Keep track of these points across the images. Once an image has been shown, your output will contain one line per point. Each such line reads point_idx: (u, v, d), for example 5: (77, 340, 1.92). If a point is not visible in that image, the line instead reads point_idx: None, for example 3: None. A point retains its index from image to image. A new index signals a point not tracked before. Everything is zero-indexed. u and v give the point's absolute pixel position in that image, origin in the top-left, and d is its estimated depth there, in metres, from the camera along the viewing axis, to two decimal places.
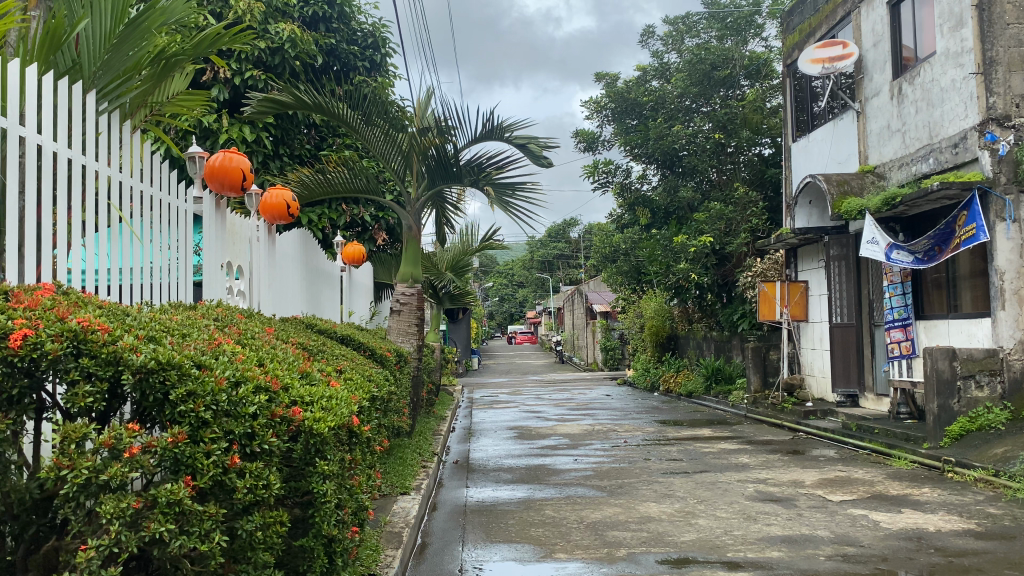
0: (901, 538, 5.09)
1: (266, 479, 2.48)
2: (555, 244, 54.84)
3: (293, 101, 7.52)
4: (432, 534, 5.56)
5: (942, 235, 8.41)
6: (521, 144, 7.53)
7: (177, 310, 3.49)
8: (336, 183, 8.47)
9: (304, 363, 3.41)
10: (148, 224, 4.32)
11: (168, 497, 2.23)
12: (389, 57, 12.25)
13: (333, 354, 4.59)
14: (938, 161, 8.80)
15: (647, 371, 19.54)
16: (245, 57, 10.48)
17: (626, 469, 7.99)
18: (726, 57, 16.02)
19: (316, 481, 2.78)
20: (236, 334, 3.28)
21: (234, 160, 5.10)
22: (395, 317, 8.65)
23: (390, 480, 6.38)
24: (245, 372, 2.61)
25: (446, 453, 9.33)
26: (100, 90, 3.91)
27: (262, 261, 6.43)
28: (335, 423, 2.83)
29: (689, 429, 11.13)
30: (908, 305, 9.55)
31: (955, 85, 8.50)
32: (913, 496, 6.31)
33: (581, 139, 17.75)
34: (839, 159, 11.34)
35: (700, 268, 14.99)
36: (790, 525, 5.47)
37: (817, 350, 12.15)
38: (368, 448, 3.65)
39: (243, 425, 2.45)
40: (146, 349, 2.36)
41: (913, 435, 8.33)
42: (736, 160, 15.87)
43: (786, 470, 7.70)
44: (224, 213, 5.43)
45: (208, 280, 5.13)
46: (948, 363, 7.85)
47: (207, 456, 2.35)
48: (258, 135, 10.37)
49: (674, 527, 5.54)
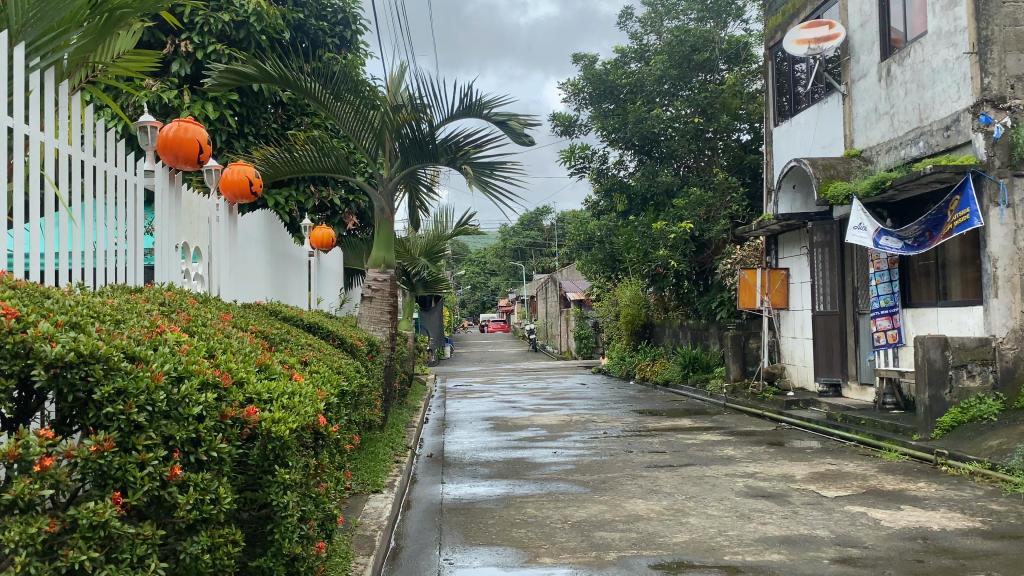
0: (905, 538, 4.82)
1: (215, 492, 2.12)
2: (527, 232, 54.60)
3: (258, 74, 7.00)
4: (407, 536, 5.19)
5: (933, 220, 8.19)
6: (501, 121, 7.13)
7: (114, 292, 3.04)
8: (303, 162, 7.99)
9: (264, 354, 2.99)
10: (90, 197, 3.86)
11: (90, 519, 1.83)
12: (360, 33, 11.79)
13: (296, 342, 4.16)
14: (929, 145, 8.55)
15: (622, 360, 19.29)
16: (208, 29, 9.92)
17: (608, 462, 7.66)
18: (706, 39, 15.67)
19: (276, 492, 2.40)
20: (184, 321, 2.87)
21: (189, 131, 4.71)
22: (366, 304, 8.20)
23: (361, 476, 6.00)
24: (190, 365, 2.21)
25: (419, 445, 8.97)
26: (29, 44, 3.38)
27: (222, 243, 5.98)
28: (301, 424, 2.45)
29: (669, 419, 10.85)
30: (894, 292, 9.33)
31: (947, 66, 8.24)
32: (910, 491, 6.05)
33: (558, 122, 17.33)
34: (823, 144, 11.08)
35: (679, 254, 14.48)
36: (787, 524, 5.18)
37: (798, 338, 11.88)
38: (335, 451, 3.25)
39: (187, 430, 2.06)
40: (65, 337, 1.94)
41: (902, 425, 8.10)
42: (714, 146, 15.59)
43: (774, 463, 7.43)
44: (180, 189, 5.00)
45: (162, 262, 4.68)
46: (940, 352, 7.59)
47: (142, 467, 1.95)
48: (221, 113, 9.88)
49: (664, 527, 5.21)
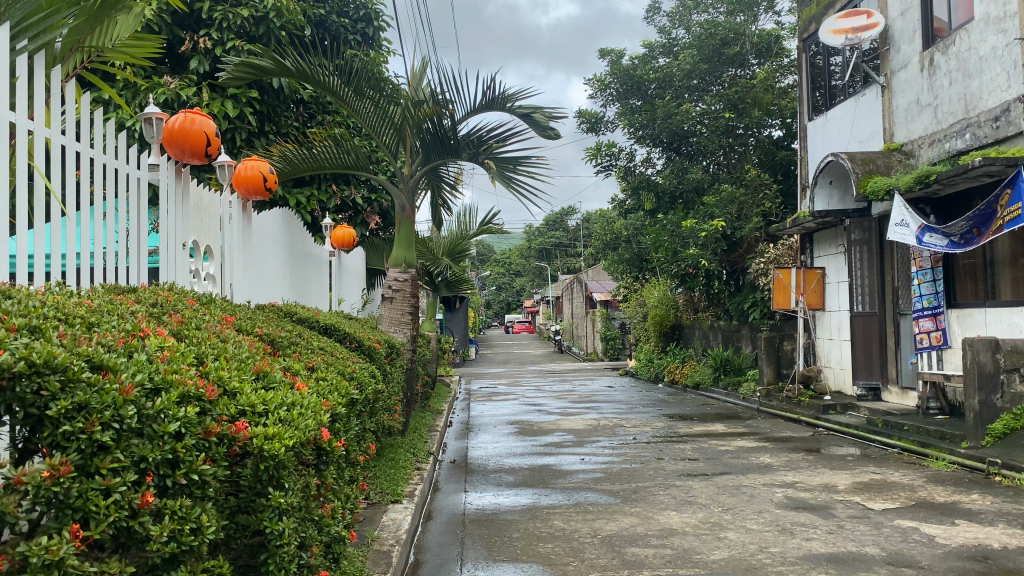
0: (964, 557, 4.46)
1: (197, 521, 1.85)
2: (553, 233, 54.38)
3: (274, 67, 6.73)
4: (427, 551, 4.90)
5: (981, 216, 7.74)
6: (526, 113, 6.83)
7: (97, 292, 2.78)
8: (322, 159, 7.73)
9: (263, 361, 2.72)
10: (86, 191, 3.61)
11: (43, 558, 1.56)
12: (382, 30, 11.60)
13: (305, 346, 3.89)
14: (975, 136, 8.12)
15: (651, 362, 18.90)
16: (228, 25, 9.72)
17: (639, 470, 7.33)
18: (737, 32, 15.27)
19: (269, 518, 2.13)
20: (174, 325, 2.60)
21: (196, 123, 4.47)
22: (387, 305, 7.90)
23: (380, 485, 5.72)
24: (168, 375, 1.96)
25: (441, 451, 8.68)
26: (16, 24, 3.11)
27: (236, 243, 5.73)
28: (299, 440, 2.18)
29: (701, 425, 10.49)
30: (938, 292, 8.88)
31: (995, 53, 7.82)
32: (964, 503, 5.67)
33: (584, 119, 17.00)
34: (860, 138, 10.66)
35: (709, 254, 14.10)
36: (833, 540, 4.83)
37: (834, 340, 11.44)
38: (343, 466, 2.98)
39: (163, 450, 1.79)
40: (14, 344, 1.67)
41: (949, 432, 7.71)
42: (745, 142, 15.15)
43: (814, 472, 7.06)
44: (188, 184, 4.76)
45: (167, 261, 4.42)
46: (991, 355, 7.10)
47: (107, 495, 1.68)
48: (241, 111, 9.68)
49: (701, 542, 4.88)
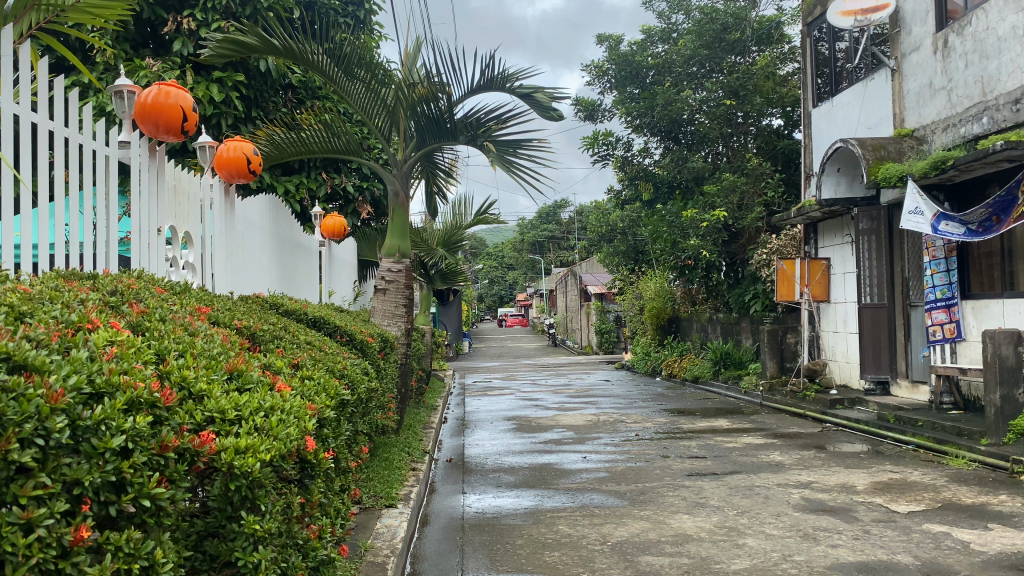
0: (1005, 566, 4.12)
1: (148, 557, 1.55)
2: (545, 225, 54.09)
3: (259, 44, 6.31)
4: (425, 560, 4.56)
5: (1002, 203, 7.45)
6: (526, 94, 6.46)
7: (37, 277, 2.38)
8: (312, 143, 7.30)
9: (239, 357, 2.38)
10: (45, 168, 3.23)
11: None
12: (373, 13, 11.24)
13: (291, 341, 3.51)
14: (993, 120, 7.77)
15: (648, 356, 18.58)
16: (212, 5, 9.31)
17: (645, 469, 6.99)
18: (738, 17, 14.85)
19: (243, 547, 1.81)
20: (134, 316, 2.26)
21: (171, 96, 4.09)
22: (379, 297, 7.49)
23: (373, 489, 5.37)
24: (114, 376, 1.64)
25: (437, 450, 8.35)
26: None
27: (218, 230, 5.35)
28: (277, 454, 1.86)
29: (705, 420, 10.16)
30: (952, 283, 8.56)
31: (1015, 33, 7.48)
32: (993, 505, 5.34)
33: (580, 107, 16.62)
34: (868, 124, 10.33)
35: (710, 244, 13.69)
36: (861, 547, 4.50)
37: (839, 333, 11.11)
38: (331, 476, 2.63)
39: (103, 471, 1.48)
40: None
41: (966, 428, 7.41)
42: (745, 131, 14.83)
43: (829, 471, 6.72)
44: (163, 164, 4.38)
45: (139, 249, 4.03)
46: (1014, 348, 6.68)
47: (29, 532, 1.36)
48: (226, 96, 9.27)
49: (719, 550, 4.53)
